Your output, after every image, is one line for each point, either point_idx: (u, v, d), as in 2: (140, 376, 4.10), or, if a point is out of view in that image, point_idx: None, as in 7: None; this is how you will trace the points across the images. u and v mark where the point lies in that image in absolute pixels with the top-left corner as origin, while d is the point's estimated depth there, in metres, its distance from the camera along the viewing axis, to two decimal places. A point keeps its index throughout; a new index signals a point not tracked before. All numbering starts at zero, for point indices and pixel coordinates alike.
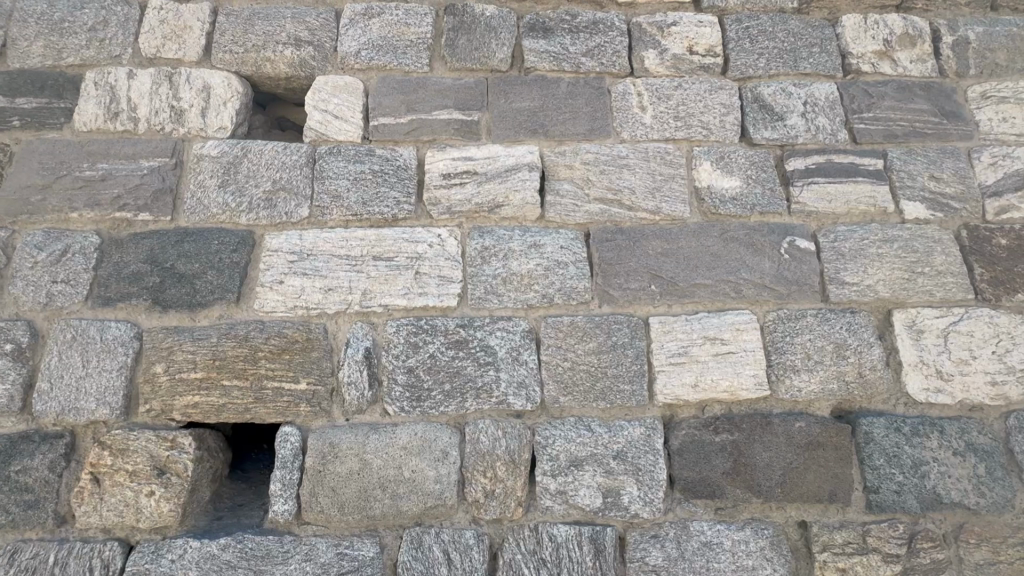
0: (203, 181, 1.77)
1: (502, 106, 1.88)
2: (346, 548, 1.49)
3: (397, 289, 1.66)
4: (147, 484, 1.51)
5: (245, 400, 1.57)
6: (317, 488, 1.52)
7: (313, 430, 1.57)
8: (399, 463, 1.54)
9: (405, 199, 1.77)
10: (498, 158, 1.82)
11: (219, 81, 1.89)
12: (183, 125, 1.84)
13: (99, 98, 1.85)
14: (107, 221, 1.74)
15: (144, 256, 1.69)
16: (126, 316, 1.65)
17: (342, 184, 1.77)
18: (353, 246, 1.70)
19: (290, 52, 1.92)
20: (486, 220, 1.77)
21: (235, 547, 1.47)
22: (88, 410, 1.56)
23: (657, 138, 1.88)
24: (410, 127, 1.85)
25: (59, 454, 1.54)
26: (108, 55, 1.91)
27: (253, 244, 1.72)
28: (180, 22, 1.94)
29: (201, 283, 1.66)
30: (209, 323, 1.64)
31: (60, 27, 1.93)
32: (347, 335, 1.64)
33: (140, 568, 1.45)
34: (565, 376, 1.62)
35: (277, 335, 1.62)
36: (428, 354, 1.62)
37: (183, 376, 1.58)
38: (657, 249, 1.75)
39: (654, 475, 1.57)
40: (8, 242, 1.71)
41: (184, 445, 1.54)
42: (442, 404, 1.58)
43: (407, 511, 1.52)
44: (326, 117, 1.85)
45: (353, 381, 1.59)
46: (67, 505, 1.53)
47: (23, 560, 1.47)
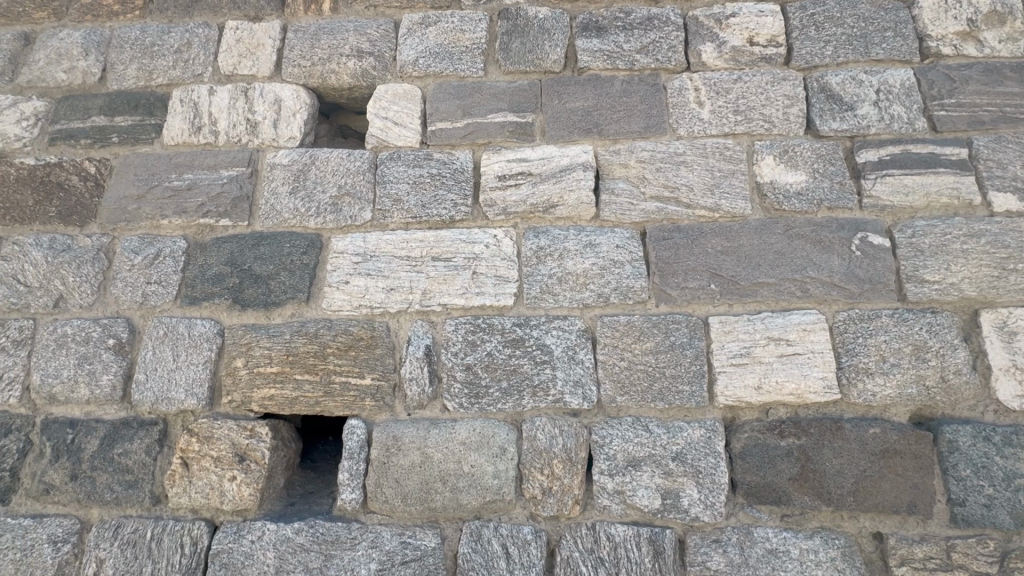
0: (276, 188, 1.89)
1: (556, 107, 1.90)
2: (409, 537, 1.55)
3: (455, 289, 1.71)
4: (230, 469, 1.63)
5: (316, 394, 1.67)
6: (381, 479, 1.59)
7: (377, 424, 1.65)
8: (459, 457, 1.59)
9: (462, 202, 1.81)
10: (553, 158, 1.83)
11: (289, 94, 2.01)
12: (257, 136, 1.97)
13: (184, 114, 2.02)
14: (193, 227, 1.89)
15: (225, 259, 1.82)
16: (210, 314, 1.79)
17: (402, 188, 1.84)
18: (413, 247, 1.77)
19: (353, 63, 2.02)
20: (541, 220, 1.79)
21: (308, 531, 1.56)
22: (178, 399, 1.71)
23: (716, 133, 1.83)
24: (466, 131, 1.90)
25: (154, 440, 1.69)
26: (191, 74, 2.08)
27: (320, 246, 1.82)
28: (254, 40, 2.08)
29: (274, 284, 1.78)
30: (283, 321, 1.76)
31: (150, 50, 2.12)
32: (408, 332, 1.71)
33: (223, 547, 1.57)
34: (622, 376, 1.61)
35: (343, 332, 1.71)
36: (485, 352, 1.66)
37: (260, 371, 1.70)
38: (716, 247, 1.71)
39: (715, 478, 1.53)
40: (109, 247, 1.89)
41: (262, 434, 1.66)
42: (500, 402, 1.62)
43: (467, 505, 1.56)
44: (386, 123, 1.93)
45: (414, 378, 1.65)
46: (161, 486, 1.68)
47: (124, 534, 1.62)
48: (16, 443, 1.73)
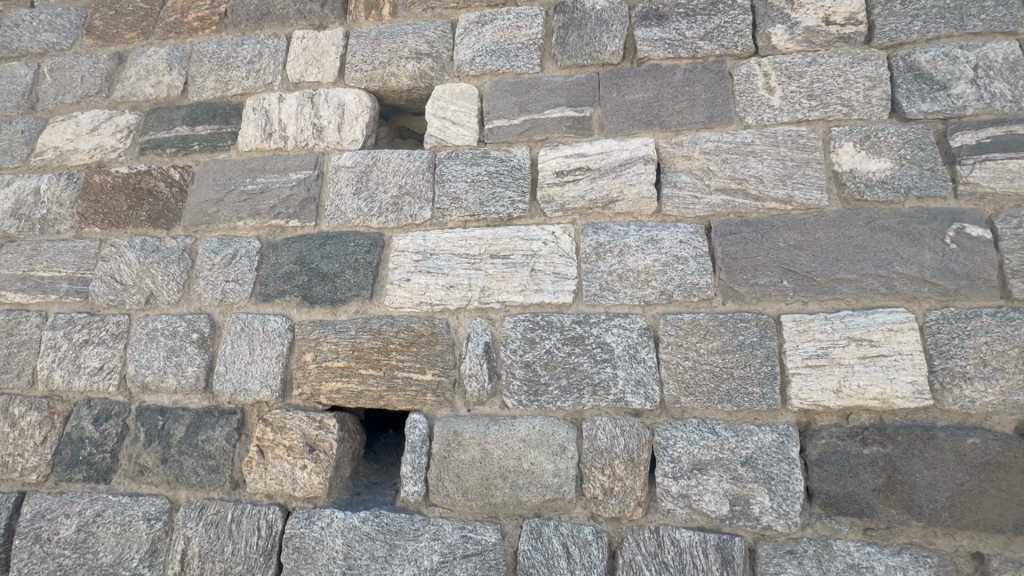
0: (341, 190, 1.96)
1: (614, 100, 1.86)
2: (470, 532, 1.57)
3: (514, 286, 1.71)
4: (301, 458, 1.72)
5: (380, 388, 1.72)
6: (443, 473, 1.62)
7: (438, 418, 1.68)
8: (519, 455, 1.59)
9: (520, 199, 1.81)
10: (612, 152, 1.79)
11: (352, 99, 2.08)
12: (323, 140, 2.05)
13: (257, 122, 2.13)
14: (266, 228, 2.00)
15: (295, 258, 1.91)
16: (281, 310, 1.88)
17: (461, 186, 1.86)
18: (472, 245, 1.78)
19: (412, 66, 2.06)
20: (600, 215, 1.76)
21: (374, 521, 1.62)
22: (254, 390, 1.81)
23: (787, 120, 1.73)
24: (523, 127, 1.89)
25: (233, 428, 1.81)
26: (263, 84, 2.19)
27: (383, 245, 1.87)
28: (319, 48, 2.17)
29: (340, 282, 1.85)
30: (348, 317, 1.82)
31: (225, 62, 2.25)
32: (467, 329, 1.72)
33: (296, 532, 1.65)
34: (686, 376, 1.56)
35: (405, 328, 1.75)
36: (545, 350, 1.65)
37: (328, 365, 1.77)
38: (789, 241, 1.61)
39: (789, 486, 1.45)
40: (192, 248, 2.03)
41: (330, 426, 1.73)
42: (559, 400, 1.61)
43: (527, 502, 1.56)
44: (444, 123, 1.96)
45: (474, 374, 1.67)
46: (240, 471, 1.78)
47: (208, 515, 1.74)
48: (115, 427, 1.90)
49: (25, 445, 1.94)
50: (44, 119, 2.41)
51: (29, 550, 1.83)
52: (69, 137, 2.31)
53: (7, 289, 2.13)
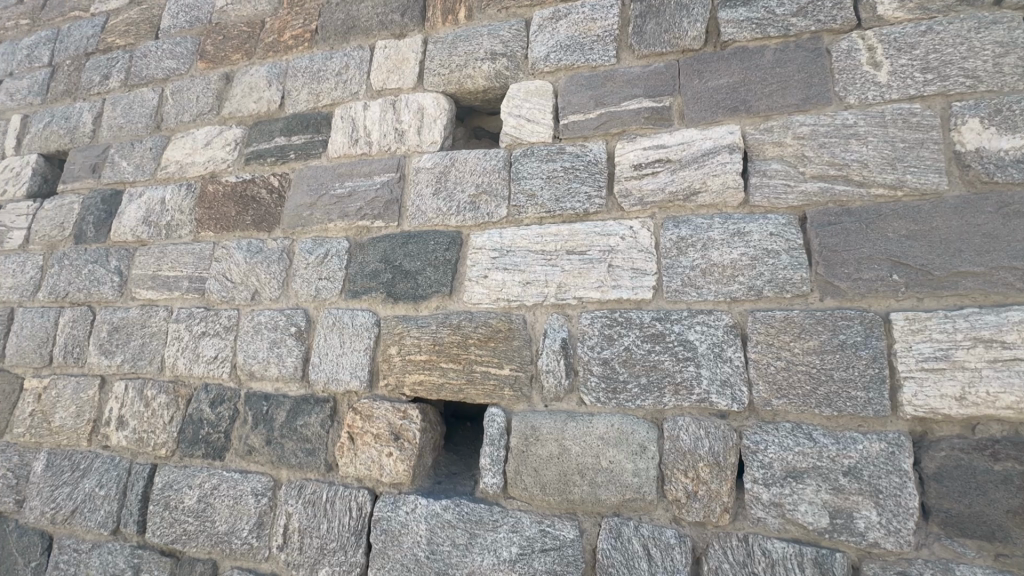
0: (421, 190, 2.04)
1: (696, 87, 1.78)
2: (548, 527, 1.58)
3: (591, 282, 1.70)
4: (387, 446, 1.81)
5: (459, 381, 1.78)
6: (521, 467, 1.64)
7: (516, 413, 1.70)
8: (597, 452, 1.58)
9: (597, 193, 1.79)
10: (693, 142, 1.72)
11: (431, 103, 2.16)
12: (404, 143, 2.15)
13: (345, 130, 2.28)
14: (353, 229, 2.13)
15: (380, 257, 2.02)
16: (368, 306, 1.99)
17: (536, 183, 1.87)
18: (548, 241, 1.79)
19: (487, 66, 2.10)
20: (681, 208, 1.69)
21: (455, 509, 1.67)
22: (345, 381, 1.94)
23: (896, 98, 1.56)
24: (599, 121, 1.86)
25: (327, 415, 1.95)
26: (350, 93, 2.33)
27: (461, 243, 1.93)
28: (400, 56, 2.28)
29: (422, 279, 1.93)
30: (429, 313, 1.89)
31: (317, 75, 2.42)
32: (543, 325, 1.73)
33: (383, 515, 1.75)
34: (778, 377, 1.47)
35: (483, 324, 1.79)
36: (623, 347, 1.62)
37: (412, 358, 1.85)
38: (899, 231, 1.46)
39: (900, 500, 1.32)
40: (289, 248, 2.21)
41: (413, 417, 1.82)
42: (639, 398, 1.57)
43: (606, 501, 1.54)
44: (520, 121, 1.97)
45: (551, 369, 1.68)
46: (332, 456, 1.92)
47: (306, 494, 1.89)
48: (227, 410, 2.12)
49: (156, 422, 2.22)
50: (167, 136, 2.73)
51: (161, 515, 2.09)
52: (188, 152, 2.60)
53: (141, 287, 2.45)
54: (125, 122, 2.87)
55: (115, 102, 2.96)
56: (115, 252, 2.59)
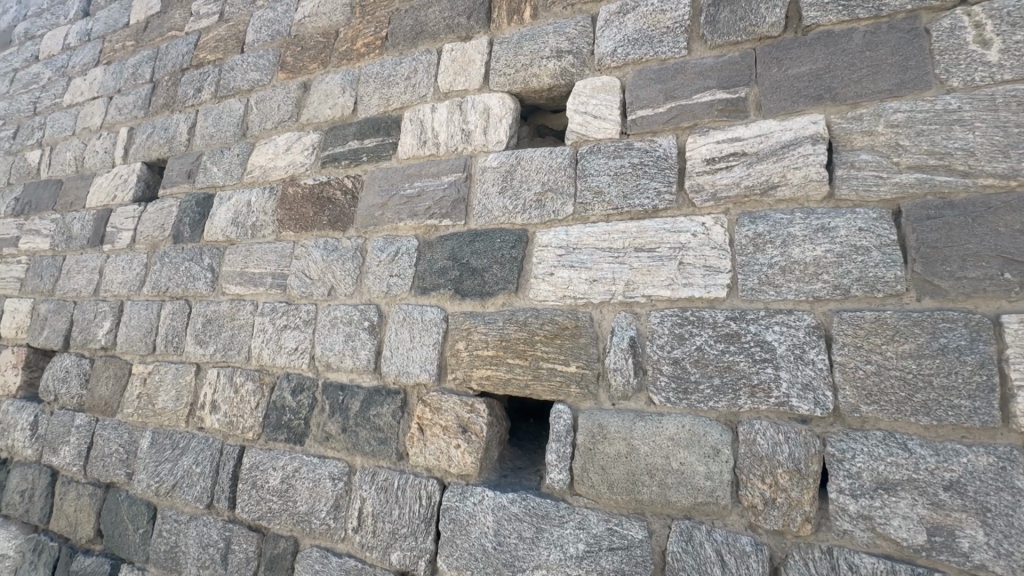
0: (488, 189, 2.08)
1: (774, 76, 1.70)
2: (616, 525, 1.57)
3: (660, 280, 1.67)
4: (455, 438, 1.87)
5: (526, 377, 1.80)
6: (588, 464, 1.64)
7: (582, 410, 1.70)
8: (667, 453, 1.55)
9: (666, 189, 1.75)
10: (772, 134, 1.64)
11: (497, 103, 2.20)
12: (471, 144, 2.20)
13: (414, 132, 2.36)
14: (422, 228, 2.20)
15: (448, 255, 2.08)
16: (437, 302, 2.06)
17: (604, 180, 1.85)
18: (615, 238, 1.77)
19: (553, 64, 2.11)
20: (758, 203, 1.63)
21: (522, 503, 1.70)
22: (415, 374, 2.02)
23: (1010, 78, 1.42)
24: (669, 115, 1.82)
25: (398, 406, 2.03)
26: (418, 96, 2.42)
27: (527, 240, 1.95)
28: (466, 58, 2.33)
29: (488, 276, 1.97)
30: (495, 309, 1.93)
31: (387, 81, 2.53)
32: (611, 323, 1.72)
33: (451, 504, 1.81)
34: (867, 382, 1.38)
35: (550, 321, 1.80)
36: (695, 347, 1.58)
37: (479, 353, 1.90)
38: (1012, 224, 1.33)
39: (1011, 521, 1.21)
40: (362, 247, 2.32)
41: (480, 411, 1.87)
42: (712, 399, 1.53)
43: (677, 503, 1.51)
44: (586, 118, 1.96)
45: (619, 368, 1.66)
46: (403, 445, 2.00)
47: (379, 480, 1.98)
48: (307, 398, 2.26)
49: (245, 407, 2.41)
50: (252, 143, 2.94)
51: (249, 493, 2.27)
52: (271, 157, 2.80)
53: (231, 283, 2.66)
54: (216, 132, 3.12)
55: (207, 113, 3.22)
56: (208, 250, 2.83)
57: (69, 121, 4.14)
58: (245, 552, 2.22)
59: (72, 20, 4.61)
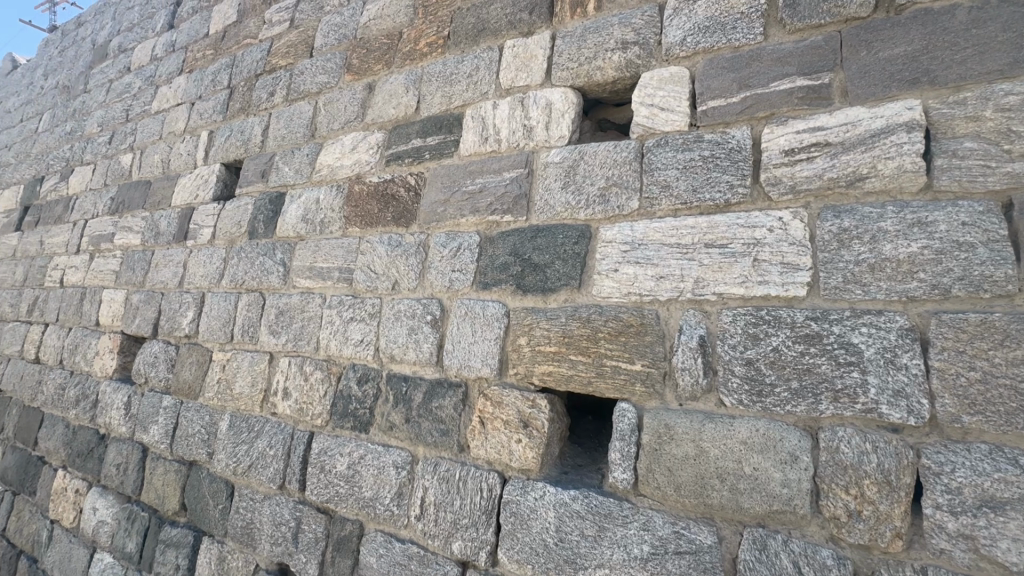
0: (550, 185, 2.07)
1: (862, 61, 1.58)
2: (683, 529, 1.52)
3: (733, 277, 1.60)
4: (516, 433, 1.88)
5: (589, 374, 1.79)
6: (653, 465, 1.61)
7: (648, 409, 1.66)
8: (739, 457, 1.49)
9: (740, 182, 1.67)
10: (859, 122, 1.54)
11: (559, 97, 2.18)
12: (532, 139, 2.19)
13: (475, 129, 2.39)
14: (483, 224, 2.23)
15: (509, 250, 2.09)
16: (498, 297, 2.08)
17: (672, 174, 1.80)
18: (684, 234, 1.72)
19: (618, 56, 2.06)
20: (842, 196, 1.53)
21: (584, 501, 1.69)
22: (477, 368, 2.04)
23: None
24: (743, 105, 1.74)
25: (459, 399, 2.07)
26: (480, 93, 2.44)
27: (590, 236, 1.92)
28: (528, 54, 2.33)
29: (550, 272, 1.96)
30: (557, 305, 1.92)
31: (450, 79, 2.57)
32: (678, 321, 1.67)
33: (512, 498, 1.82)
34: (970, 390, 1.27)
35: (614, 318, 1.78)
36: (770, 347, 1.51)
37: (541, 349, 1.90)
38: None
39: None
40: (425, 242, 2.37)
41: (542, 406, 1.87)
42: (789, 403, 1.45)
43: (749, 510, 1.45)
44: (652, 110, 1.91)
45: (687, 367, 1.61)
46: (464, 438, 2.04)
47: (441, 471, 2.03)
48: (372, 388, 2.34)
49: (314, 395, 2.53)
50: (320, 143, 3.07)
51: (318, 477, 2.39)
52: (338, 157, 2.92)
53: (301, 276, 2.80)
54: (287, 133, 3.29)
55: (279, 116, 3.40)
56: (280, 246, 2.99)
57: (157, 126, 4.50)
58: (313, 533, 2.33)
59: (159, 33, 4.98)
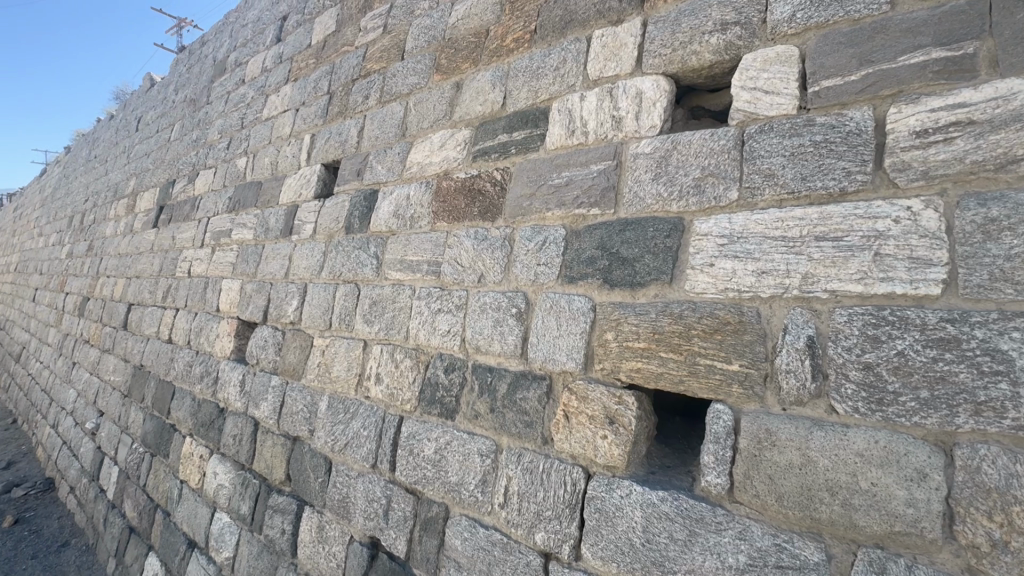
0: (640, 176, 2.02)
1: (1017, 24, 1.37)
2: (785, 542, 1.42)
3: (848, 273, 1.46)
4: (602, 429, 1.86)
5: (681, 373, 1.72)
6: (752, 471, 1.51)
7: (746, 412, 1.56)
8: (854, 470, 1.36)
9: (858, 168, 1.51)
10: (1013, 96, 1.34)
11: (650, 86, 2.10)
12: (621, 130, 2.14)
13: (562, 122, 2.37)
14: (569, 217, 2.21)
15: (596, 244, 2.07)
16: (584, 291, 2.06)
17: (776, 161, 1.67)
18: (790, 226, 1.59)
19: (716, 39, 1.96)
20: (988, 182, 1.34)
21: (673, 503, 1.63)
22: (562, 361, 2.04)
23: None
24: (863, 83, 1.58)
25: (544, 392, 2.08)
26: (567, 86, 2.42)
27: (683, 229, 1.84)
28: (618, 43, 2.27)
29: (640, 266, 1.91)
30: (647, 300, 1.86)
31: (536, 73, 2.57)
32: (782, 320, 1.55)
33: (597, 494, 1.81)
34: None
35: (709, 315, 1.69)
36: (895, 351, 1.36)
37: (630, 345, 1.86)
38: None
39: None
40: (510, 236, 2.40)
41: (629, 403, 1.83)
42: (916, 414, 1.30)
43: (865, 528, 1.33)
44: (755, 94, 1.78)
45: (792, 370, 1.50)
46: (547, 431, 2.04)
47: (525, 461, 2.06)
48: (458, 377, 2.42)
49: (404, 382, 2.67)
50: (410, 142, 3.22)
51: (407, 459, 2.52)
52: (428, 154, 3.04)
53: (393, 269, 2.96)
54: (380, 134, 3.48)
55: (373, 118, 3.60)
56: (374, 240, 3.18)
57: (267, 131, 4.95)
58: (402, 511, 2.47)
59: (269, 46, 5.47)
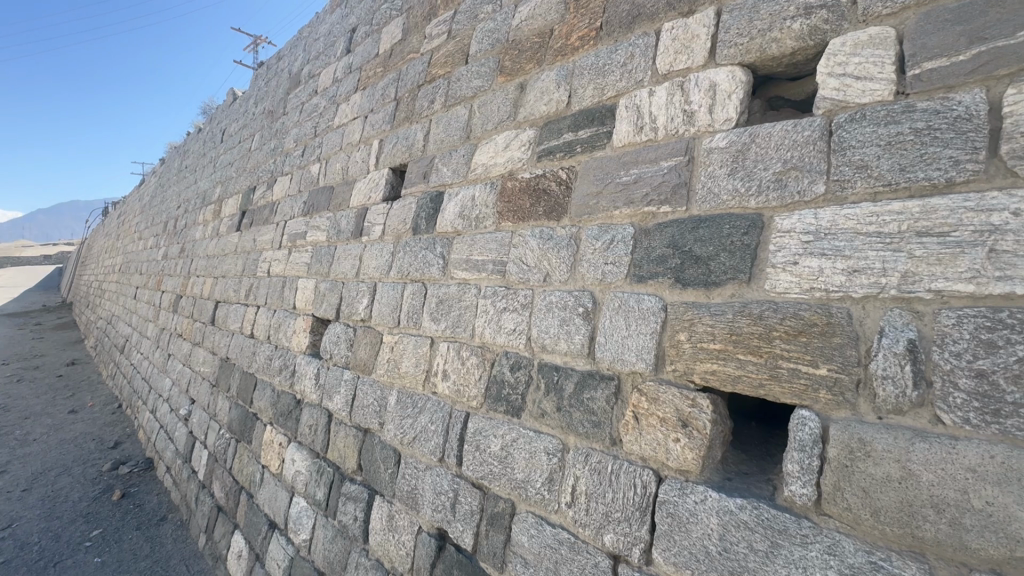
0: (714, 171, 1.94)
1: None
2: (881, 561, 1.33)
3: (957, 271, 1.34)
4: (674, 431, 1.81)
5: (761, 376, 1.65)
6: (842, 483, 1.42)
7: (835, 420, 1.47)
8: (965, 487, 1.25)
9: (969, 157, 1.38)
10: None
11: (724, 77, 2.02)
12: (694, 125, 2.07)
13: (629, 119, 2.34)
14: (638, 215, 2.17)
15: (667, 242, 2.02)
16: (654, 290, 2.01)
17: (870, 152, 1.56)
18: (886, 221, 1.48)
19: (799, 24, 1.85)
20: None
21: (753, 511, 1.56)
22: (631, 362, 2.01)
23: None
24: (975, 63, 1.43)
25: (612, 392, 2.06)
26: (634, 81, 2.37)
27: (762, 226, 1.76)
28: (689, 34, 2.20)
29: (715, 265, 1.84)
30: (722, 300, 1.80)
31: (602, 70, 2.54)
32: (878, 322, 1.45)
33: (669, 498, 1.77)
34: None
35: (793, 316, 1.61)
36: (1015, 358, 1.23)
37: (704, 346, 1.80)
38: None
39: None
40: (576, 235, 2.40)
41: (703, 407, 1.77)
42: None
43: (978, 551, 1.21)
44: (844, 81, 1.67)
45: (890, 376, 1.39)
46: (615, 432, 2.02)
47: (592, 462, 2.04)
48: (524, 376, 2.45)
49: (470, 379, 2.73)
50: (475, 144, 3.28)
51: (474, 454, 2.58)
52: (492, 155, 3.09)
53: (459, 268, 3.03)
54: (445, 137, 3.58)
55: (439, 122, 3.70)
56: (440, 240, 3.27)
57: (338, 139, 5.21)
58: (469, 505, 2.53)
59: (340, 57, 5.77)
